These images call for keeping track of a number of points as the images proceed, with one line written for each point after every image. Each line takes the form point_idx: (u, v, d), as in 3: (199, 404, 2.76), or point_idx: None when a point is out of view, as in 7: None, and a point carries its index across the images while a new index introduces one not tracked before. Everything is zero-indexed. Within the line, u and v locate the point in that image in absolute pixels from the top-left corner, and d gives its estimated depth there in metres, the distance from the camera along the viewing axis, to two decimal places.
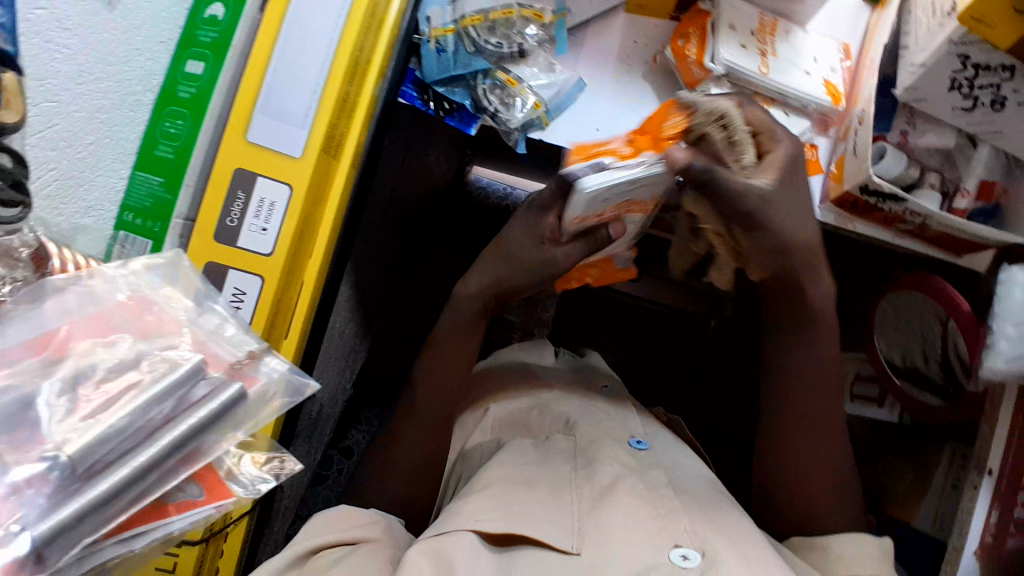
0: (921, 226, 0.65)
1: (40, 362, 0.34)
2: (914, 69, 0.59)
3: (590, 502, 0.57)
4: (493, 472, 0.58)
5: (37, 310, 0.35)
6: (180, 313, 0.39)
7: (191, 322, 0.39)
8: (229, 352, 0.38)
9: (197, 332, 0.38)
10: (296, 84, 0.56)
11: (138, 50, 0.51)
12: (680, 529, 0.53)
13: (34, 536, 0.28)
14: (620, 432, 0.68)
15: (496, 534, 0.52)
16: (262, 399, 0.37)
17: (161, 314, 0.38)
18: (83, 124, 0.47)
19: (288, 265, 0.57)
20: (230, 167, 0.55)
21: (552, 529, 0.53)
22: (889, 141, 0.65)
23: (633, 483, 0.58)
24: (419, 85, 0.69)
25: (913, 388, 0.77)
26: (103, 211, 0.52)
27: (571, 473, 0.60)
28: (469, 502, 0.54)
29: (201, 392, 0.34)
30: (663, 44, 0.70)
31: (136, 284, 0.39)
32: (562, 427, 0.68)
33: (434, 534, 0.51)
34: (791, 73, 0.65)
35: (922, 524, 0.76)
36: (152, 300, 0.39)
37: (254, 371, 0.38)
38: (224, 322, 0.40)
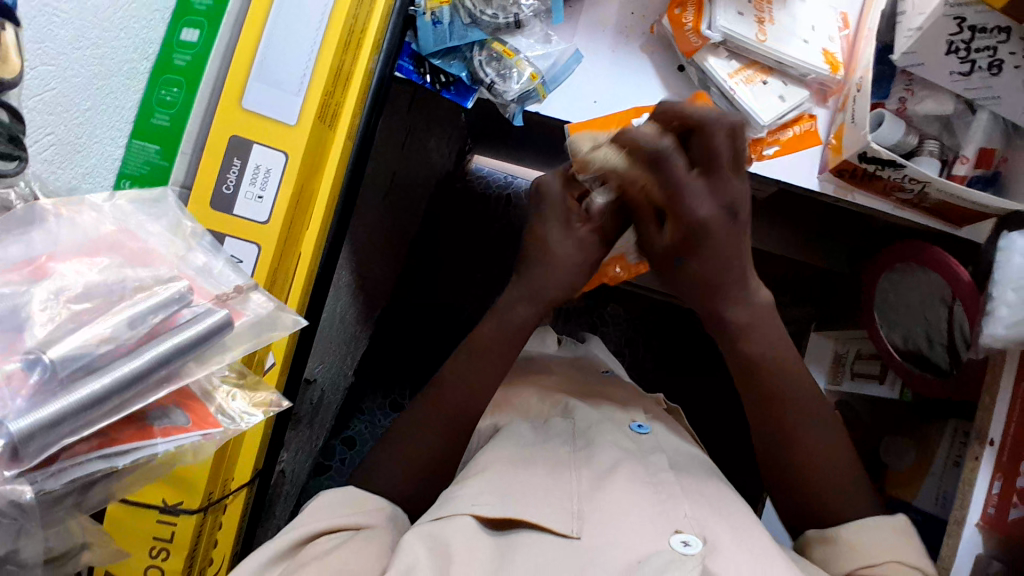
0: (920, 194, 0.64)
1: (22, 278, 0.33)
2: (911, 33, 0.59)
3: (590, 486, 0.56)
4: (491, 460, 0.57)
5: (25, 234, 0.34)
6: (165, 249, 0.39)
7: (179, 259, 0.40)
8: (213, 286, 0.39)
9: (185, 269, 0.39)
10: (291, 51, 0.56)
11: (132, 16, 0.52)
12: (681, 514, 0.53)
13: (12, 429, 0.26)
14: (621, 415, 0.68)
15: (494, 518, 0.51)
16: (251, 331, 0.38)
17: (147, 244, 0.39)
18: (79, 90, 0.48)
19: (285, 233, 0.57)
20: (226, 133, 0.56)
21: (549, 511, 0.52)
22: (888, 109, 0.65)
23: (634, 467, 0.58)
24: (416, 59, 0.69)
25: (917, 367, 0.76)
26: (98, 178, 0.52)
27: (570, 455, 0.60)
28: (467, 486, 0.54)
29: (188, 315, 0.34)
30: (659, 14, 0.69)
31: (121, 215, 0.39)
32: (561, 411, 0.69)
33: (431, 519, 0.51)
34: (789, 41, 0.65)
35: (925, 502, 0.75)
36: (137, 231, 0.39)
37: (242, 305, 0.39)
38: (211, 261, 0.41)
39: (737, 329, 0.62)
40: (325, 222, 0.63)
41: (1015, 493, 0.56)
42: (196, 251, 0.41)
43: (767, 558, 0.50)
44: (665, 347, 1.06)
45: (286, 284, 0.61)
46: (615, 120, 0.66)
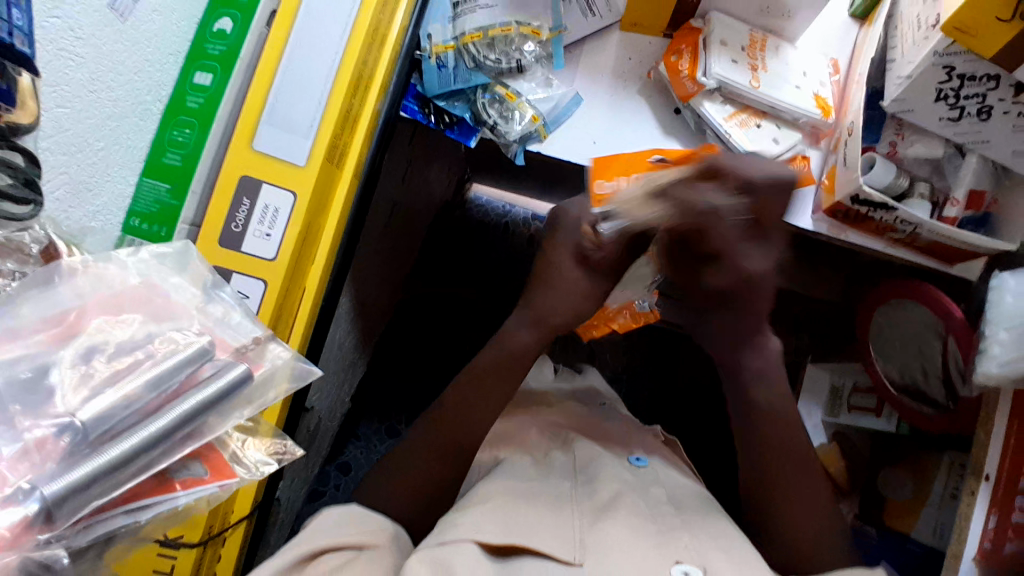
0: (912, 235, 0.66)
1: (50, 339, 0.34)
2: (901, 80, 0.61)
3: (590, 517, 0.57)
4: (492, 488, 0.57)
5: (52, 291, 0.35)
6: (185, 300, 0.39)
7: (199, 309, 0.40)
8: (233, 337, 0.39)
9: (204, 319, 0.39)
10: (301, 95, 0.58)
11: (149, 61, 0.53)
12: (680, 547, 0.54)
13: (45, 496, 0.27)
14: (621, 450, 0.69)
15: (497, 545, 0.51)
16: (265, 381, 0.38)
17: (171, 297, 0.39)
18: (93, 131, 0.48)
19: (291, 272, 0.58)
20: (236, 174, 0.57)
21: (553, 544, 0.52)
22: (878, 152, 0.67)
23: (634, 501, 0.58)
24: (421, 99, 0.71)
25: (913, 401, 0.76)
26: (108, 217, 0.52)
27: (571, 489, 0.61)
28: (468, 514, 0.53)
29: (208, 372, 0.34)
30: (656, 60, 0.72)
31: (146, 269, 0.39)
32: (560, 443, 0.69)
33: (434, 543, 0.49)
34: (780, 86, 0.67)
35: (924, 534, 0.76)
36: (161, 285, 0.39)
37: (259, 358, 0.39)
38: (231, 309, 0.41)
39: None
40: (330, 260, 0.64)
41: (1010, 528, 0.57)
42: (215, 300, 0.41)
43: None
44: (662, 379, 1.07)
45: (290, 321, 0.61)
46: (629, 162, 0.67)
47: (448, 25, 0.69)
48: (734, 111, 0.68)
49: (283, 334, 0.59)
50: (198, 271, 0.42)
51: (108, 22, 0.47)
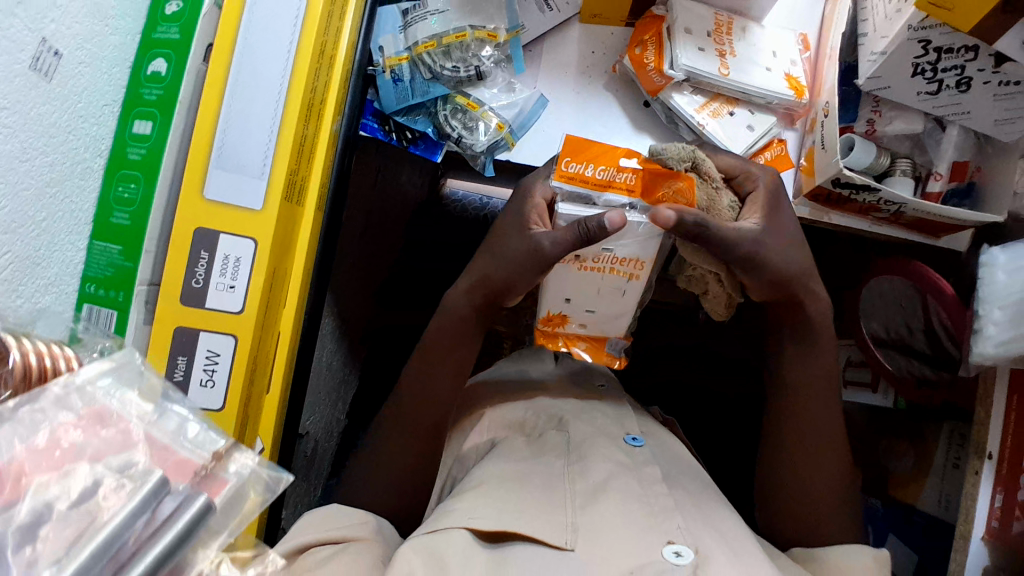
0: (897, 214, 0.64)
1: None
2: (875, 58, 0.58)
3: (581, 499, 0.55)
4: (488, 472, 0.57)
5: None
6: (133, 417, 0.31)
7: (148, 427, 0.31)
8: (194, 454, 0.31)
9: (158, 438, 0.31)
10: (248, 133, 0.54)
11: (81, 117, 0.51)
12: (673, 526, 0.52)
13: None
14: (615, 429, 0.65)
15: (490, 532, 0.50)
16: (235, 502, 0.31)
17: (121, 423, 0.30)
18: (32, 204, 0.46)
19: (260, 320, 0.56)
20: (190, 228, 0.53)
21: (546, 524, 0.51)
22: (857, 131, 0.65)
23: (625, 482, 0.56)
24: (380, 116, 0.68)
25: (901, 355, 0.77)
26: (64, 284, 0.51)
27: (563, 469, 0.59)
28: (462, 501, 0.53)
29: (171, 506, 0.27)
30: (621, 52, 0.69)
31: (88, 395, 0.30)
32: (555, 424, 0.66)
33: (425, 533, 0.50)
34: (751, 71, 0.64)
35: (928, 505, 0.76)
36: (107, 409, 0.30)
37: (223, 474, 0.31)
38: (187, 421, 0.33)
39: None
40: (300, 297, 0.61)
41: (1017, 507, 0.57)
42: (170, 412, 0.33)
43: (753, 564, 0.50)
44: None
45: (267, 369, 0.59)
46: (607, 150, 0.51)
47: (399, 35, 0.66)
48: (705, 101, 0.65)
49: (259, 388, 0.58)
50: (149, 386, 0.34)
51: (33, 84, 0.45)
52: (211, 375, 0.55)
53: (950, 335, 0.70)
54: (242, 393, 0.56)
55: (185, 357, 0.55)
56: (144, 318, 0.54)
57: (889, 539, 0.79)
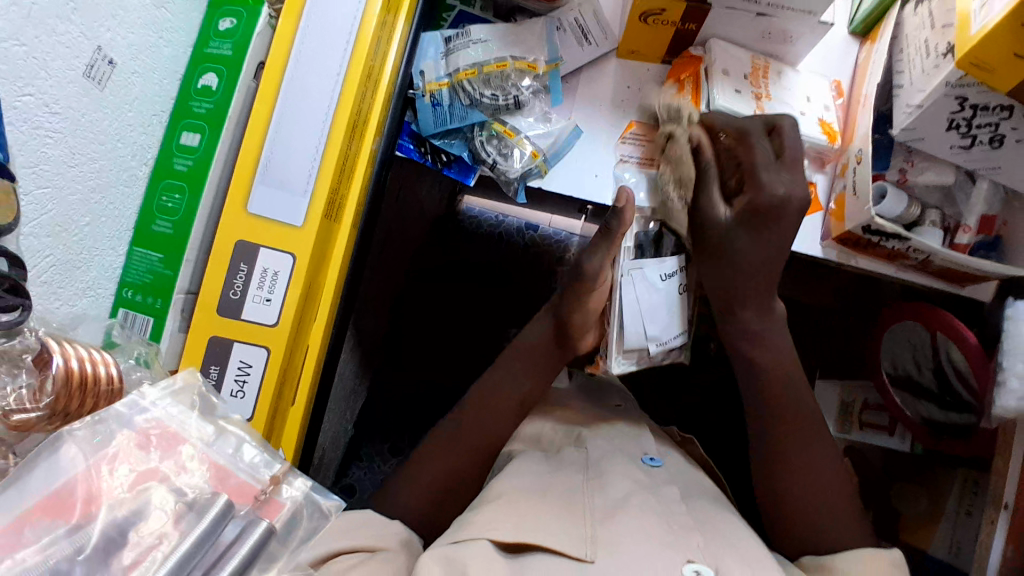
0: (925, 262, 0.65)
1: (65, 530, 0.29)
2: (911, 110, 0.61)
3: (602, 513, 0.52)
4: (506, 486, 0.53)
5: (56, 456, 0.31)
6: (194, 438, 0.35)
7: (208, 448, 0.35)
8: (254, 478, 0.35)
9: (217, 458, 0.35)
10: (295, 150, 0.55)
11: (131, 126, 0.52)
12: (692, 546, 0.48)
13: None
14: (634, 447, 0.63)
15: (510, 541, 0.47)
16: (290, 525, 0.35)
17: (182, 442, 0.34)
18: (78, 208, 0.47)
19: (293, 333, 0.56)
20: (230, 240, 0.55)
21: (565, 534, 0.48)
22: (889, 180, 0.68)
23: (647, 499, 0.53)
24: (417, 137, 0.70)
25: (910, 394, 0.79)
26: (101, 289, 0.52)
27: (582, 483, 0.56)
28: (483, 510, 0.49)
29: (231, 535, 0.30)
30: (657, 89, 0.70)
31: (160, 415, 0.35)
32: (573, 441, 0.64)
33: (449, 541, 0.46)
34: (786, 114, 0.65)
35: (940, 551, 0.73)
36: (175, 430, 0.35)
37: (278, 498, 0.35)
38: (243, 443, 0.36)
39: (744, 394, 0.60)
40: (332, 311, 0.62)
41: None
42: (228, 433, 0.36)
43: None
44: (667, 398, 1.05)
45: (294, 380, 0.60)
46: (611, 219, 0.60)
47: (440, 61, 0.67)
48: None
49: (285, 400, 0.59)
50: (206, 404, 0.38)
51: (87, 92, 0.46)
52: (240, 386, 0.56)
53: (963, 376, 0.70)
54: (270, 406, 0.56)
55: (217, 367, 0.56)
56: (179, 326, 0.55)
57: None
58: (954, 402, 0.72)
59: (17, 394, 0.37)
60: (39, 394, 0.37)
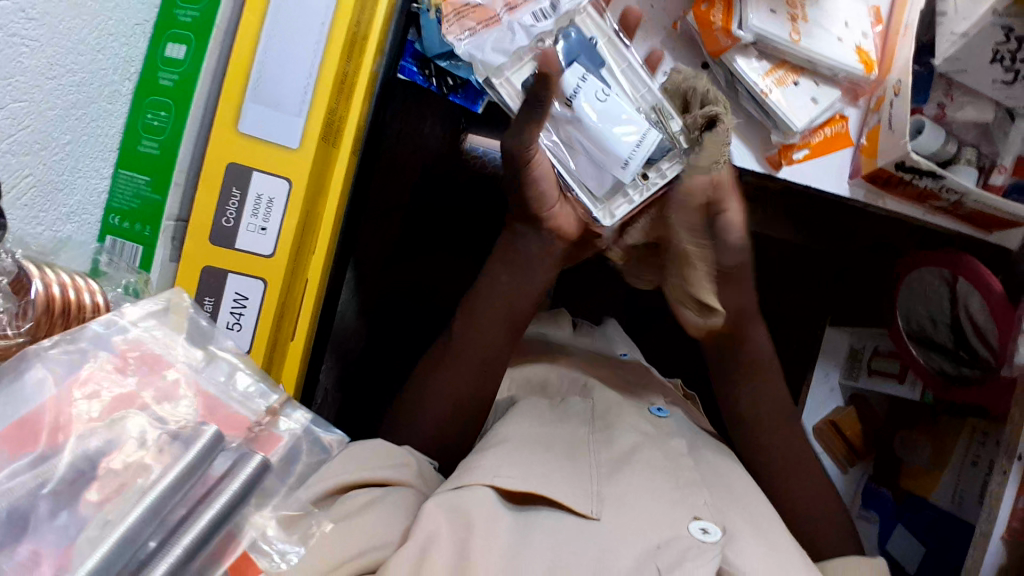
0: (957, 204, 0.62)
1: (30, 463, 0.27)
2: (953, 39, 0.57)
3: (608, 467, 0.50)
4: (513, 431, 0.51)
5: (18, 383, 0.28)
6: (179, 362, 0.33)
7: (197, 375, 0.33)
8: (249, 411, 0.33)
9: (206, 385, 0.32)
10: (291, 67, 0.50)
11: (111, 35, 0.47)
12: (699, 503, 0.48)
13: None
14: (640, 398, 0.62)
15: (516, 492, 0.45)
16: (288, 462, 0.33)
17: (164, 365, 0.32)
18: (58, 123, 0.43)
19: (290, 266, 0.54)
20: (222, 163, 0.51)
21: (570, 490, 0.46)
22: (926, 114, 0.63)
23: (653, 453, 0.52)
24: (420, 59, 0.64)
25: (926, 347, 0.76)
26: (87, 214, 0.49)
27: (587, 436, 0.54)
28: (486, 457, 0.47)
29: (222, 469, 0.29)
30: (684, 9, 0.64)
31: (146, 338, 0.32)
32: (579, 389, 0.63)
33: (449, 489, 0.44)
34: (822, 38, 0.60)
35: (942, 500, 0.74)
36: (156, 353, 0.32)
37: (276, 430, 0.33)
38: (236, 370, 0.34)
39: None
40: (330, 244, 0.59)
41: None
42: (218, 359, 0.34)
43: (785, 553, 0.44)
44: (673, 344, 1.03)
45: (294, 316, 0.58)
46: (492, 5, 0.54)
47: None
48: (771, 67, 0.61)
49: (285, 337, 0.57)
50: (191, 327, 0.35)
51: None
52: (236, 320, 0.53)
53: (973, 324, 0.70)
54: (269, 339, 0.55)
55: (212, 299, 0.53)
56: (170, 255, 0.52)
57: (897, 529, 0.78)
58: (969, 356, 0.71)
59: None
60: (21, 319, 0.34)
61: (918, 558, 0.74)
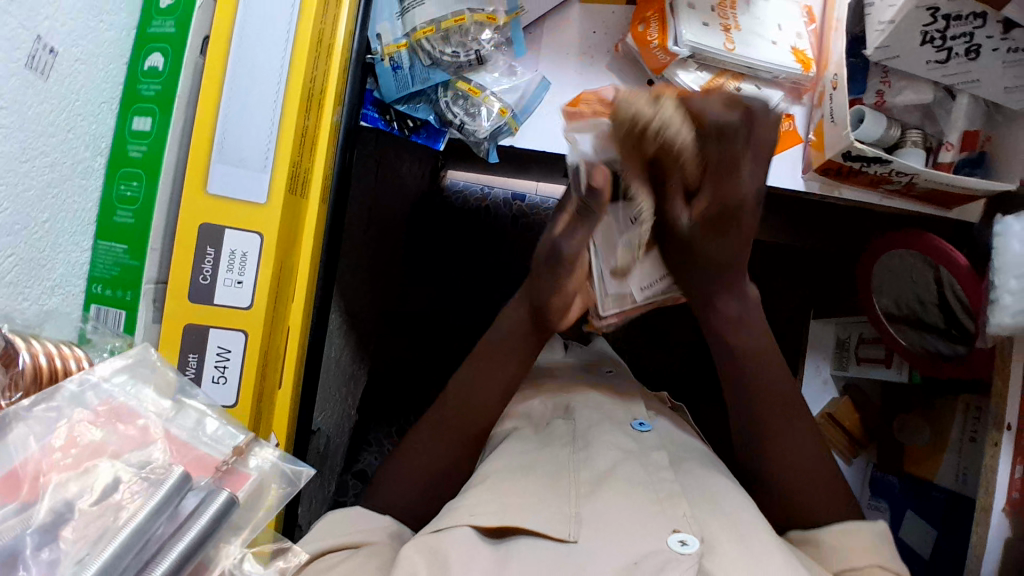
0: (909, 185, 0.63)
1: (15, 508, 0.28)
2: (882, 27, 0.59)
3: (587, 487, 0.51)
4: (493, 468, 0.53)
5: (2, 443, 0.30)
6: (150, 413, 0.35)
7: (166, 423, 0.35)
8: (215, 450, 0.35)
9: (175, 431, 0.35)
10: (251, 126, 0.53)
11: (80, 115, 0.50)
12: (679, 513, 0.48)
13: None
14: (622, 414, 0.63)
15: (493, 526, 0.46)
16: (258, 493, 0.34)
17: (139, 420, 0.34)
18: (36, 201, 0.46)
19: (270, 317, 0.56)
20: (194, 225, 0.53)
21: (549, 514, 0.48)
22: (866, 104, 0.66)
23: (632, 468, 0.52)
24: (380, 106, 0.67)
25: (913, 328, 0.77)
26: (69, 286, 0.51)
27: (568, 457, 0.55)
28: (467, 497, 0.49)
29: (192, 504, 0.30)
30: (623, 33, 0.68)
31: (110, 393, 0.34)
32: (562, 413, 0.64)
33: (429, 532, 0.46)
34: (757, 44, 0.63)
35: (946, 480, 0.74)
36: (128, 405, 0.34)
37: (244, 468, 0.35)
38: (203, 417, 0.37)
39: (730, 343, 0.59)
40: (307, 292, 0.61)
41: None
42: (186, 408, 0.37)
43: (768, 551, 0.45)
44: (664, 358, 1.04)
45: (277, 366, 0.59)
46: None
47: (397, 22, 0.64)
48: (711, 77, 0.64)
49: (272, 384, 0.59)
50: (164, 377, 0.38)
51: (31, 84, 0.44)
52: (222, 372, 0.55)
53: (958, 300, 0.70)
54: (256, 386, 0.56)
55: (196, 355, 0.55)
56: (153, 317, 0.54)
57: (908, 514, 0.78)
58: (961, 333, 0.71)
59: None
60: (12, 389, 0.35)
61: (928, 541, 0.73)
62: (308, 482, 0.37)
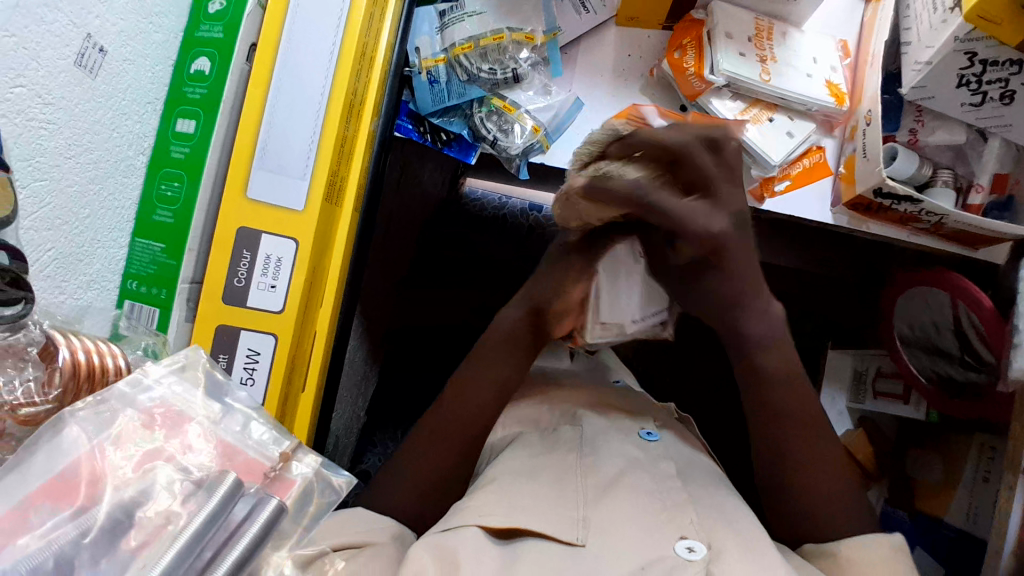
0: (938, 224, 0.64)
1: (68, 514, 0.29)
2: (920, 67, 0.60)
3: (593, 493, 0.51)
4: (501, 469, 0.54)
5: (57, 441, 0.31)
6: (200, 417, 0.35)
7: (215, 426, 0.35)
8: (262, 454, 0.35)
9: (222, 435, 0.35)
10: (293, 134, 0.54)
11: (126, 115, 0.51)
12: (686, 521, 0.48)
13: None
14: (629, 423, 0.62)
15: (497, 528, 0.47)
16: (301, 503, 0.35)
17: (185, 423, 0.34)
18: (78, 198, 0.46)
19: (299, 320, 0.57)
20: (232, 229, 0.54)
21: (554, 519, 0.48)
22: (899, 141, 0.67)
23: (639, 478, 0.52)
24: (415, 117, 0.68)
25: (928, 356, 0.76)
26: (105, 282, 0.52)
27: (575, 463, 0.55)
28: (474, 497, 0.50)
29: (241, 514, 0.30)
30: (659, 56, 0.68)
31: (165, 396, 0.35)
32: (569, 419, 0.63)
33: (438, 531, 0.46)
34: (791, 77, 0.64)
35: (956, 519, 0.73)
36: (180, 409, 0.35)
37: (288, 476, 0.35)
38: (250, 421, 0.37)
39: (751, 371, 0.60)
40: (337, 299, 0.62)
41: None
42: (234, 411, 0.37)
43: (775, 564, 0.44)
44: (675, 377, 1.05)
45: (303, 369, 0.60)
46: None
47: (436, 37, 0.65)
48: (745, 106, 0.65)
49: (297, 388, 0.59)
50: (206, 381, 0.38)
51: (78, 81, 0.44)
52: (248, 374, 0.56)
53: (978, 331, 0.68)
54: (282, 389, 0.57)
55: (225, 355, 0.56)
56: (186, 316, 0.55)
57: (917, 551, 0.77)
58: (975, 361, 0.70)
59: (25, 388, 0.35)
60: (48, 386, 0.35)
61: None
62: (349, 490, 0.38)
